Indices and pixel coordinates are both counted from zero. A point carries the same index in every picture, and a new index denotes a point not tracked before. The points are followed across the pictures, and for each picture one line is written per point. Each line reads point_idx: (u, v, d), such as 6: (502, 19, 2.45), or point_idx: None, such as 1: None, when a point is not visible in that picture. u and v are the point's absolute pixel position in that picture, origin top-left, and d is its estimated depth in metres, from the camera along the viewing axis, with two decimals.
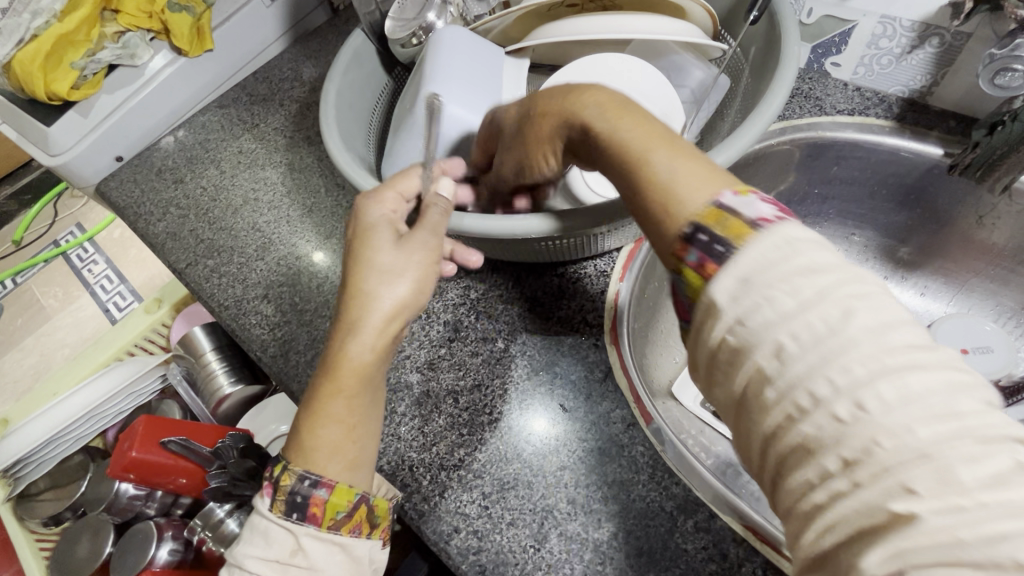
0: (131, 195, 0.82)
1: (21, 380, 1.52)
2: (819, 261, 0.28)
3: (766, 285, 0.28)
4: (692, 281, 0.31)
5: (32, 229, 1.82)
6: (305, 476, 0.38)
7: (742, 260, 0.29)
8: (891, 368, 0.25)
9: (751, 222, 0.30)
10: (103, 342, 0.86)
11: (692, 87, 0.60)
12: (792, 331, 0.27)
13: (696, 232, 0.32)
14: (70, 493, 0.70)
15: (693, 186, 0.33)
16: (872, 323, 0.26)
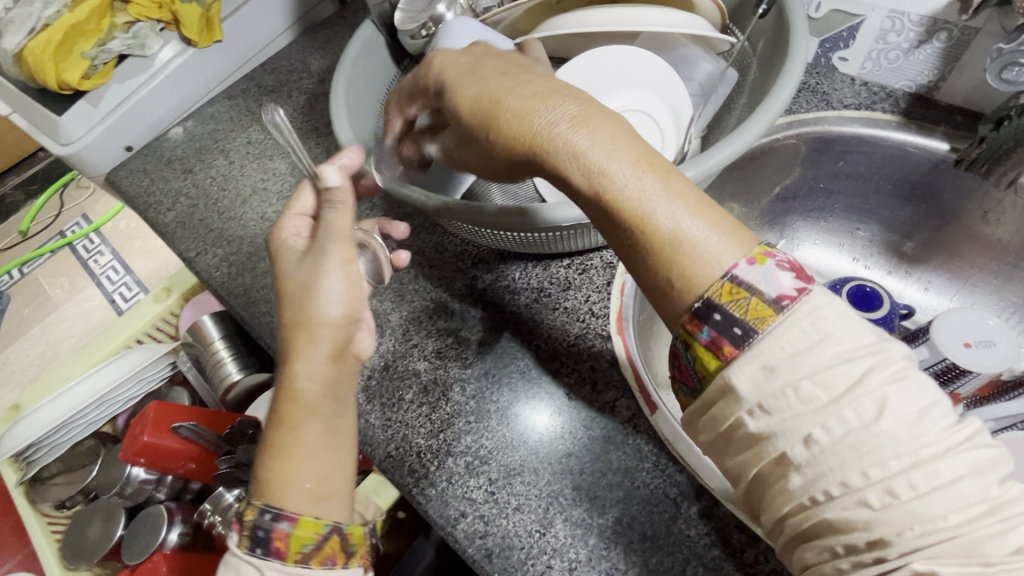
0: (141, 184, 0.83)
1: (27, 369, 1.53)
2: (852, 350, 0.31)
3: (791, 375, 0.31)
4: (705, 357, 0.34)
5: (39, 219, 1.83)
6: (265, 510, 0.40)
7: (762, 347, 0.32)
8: (922, 460, 0.29)
9: (771, 302, 0.32)
10: (113, 330, 0.87)
11: (700, 81, 0.60)
12: (824, 423, 0.30)
13: (711, 311, 0.33)
14: (80, 478, 0.71)
15: (710, 252, 0.34)
16: (908, 416, 0.30)
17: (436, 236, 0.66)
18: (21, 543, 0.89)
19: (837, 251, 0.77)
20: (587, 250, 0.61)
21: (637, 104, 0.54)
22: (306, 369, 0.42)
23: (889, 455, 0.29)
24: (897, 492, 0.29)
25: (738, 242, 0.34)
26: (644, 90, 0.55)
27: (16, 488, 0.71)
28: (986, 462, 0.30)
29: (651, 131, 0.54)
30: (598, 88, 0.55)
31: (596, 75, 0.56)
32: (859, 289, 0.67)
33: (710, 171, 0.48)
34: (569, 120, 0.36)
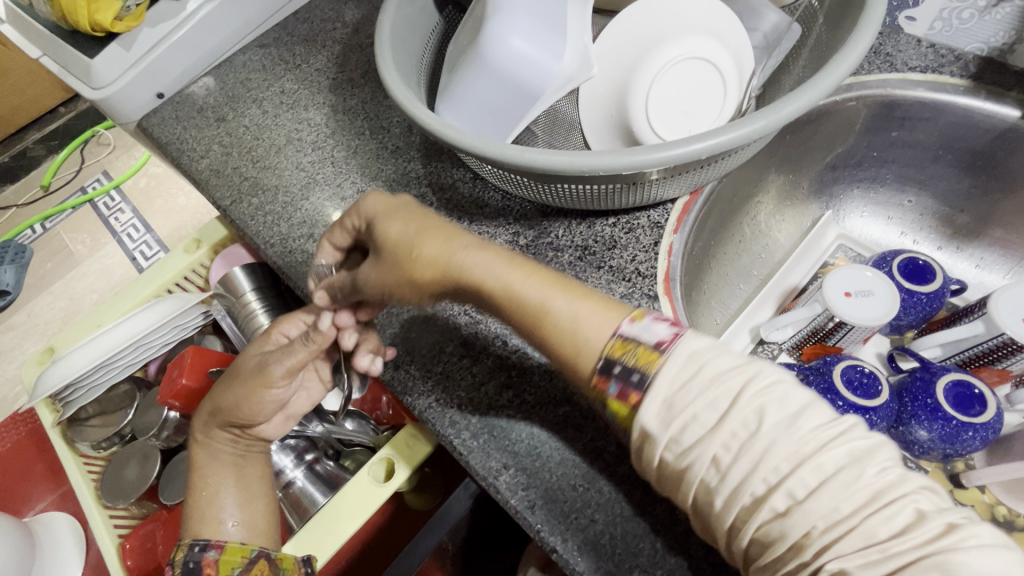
0: (174, 132, 0.81)
1: (52, 322, 1.55)
2: (725, 372, 0.35)
3: (687, 406, 0.35)
4: (619, 408, 0.38)
5: (61, 174, 1.83)
6: (193, 543, 0.49)
7: (659, 385, 0.36)
8: (806, 457, 0.32)
9: (654, 347, 0.37)
10: (143, 278, 0.87)
11: (766, 32, 0.56)
12: (723, 442, 0.33)
13: (610, 365, 0.38)
14: (115, 421, 0.71)
15: (598, 322, 0.39)
16: (783, 419, 0.33)
17: (478, 190, 0.65)
18: (56, 484, 0.92)
19: (885, 223, 0.76)
20: (633, 210, 0.59)
21: (697, 56, 0.52)
22: (208, 434, 0.55)
23: (779, 459, 0.32)
24: (795, 493, 0.31)
25: (618, 309, 0.40)
26: (706, 39, 0.52)
27: (52, 429, 0.71)
28: (864, 451, 0.32)
29: (712, 83, 0.52)
30: (657, 38, 0.53)
31: (654, 24, 0.54)
32: (910, 262, 0.65)
33: (781, 123, 0.44)
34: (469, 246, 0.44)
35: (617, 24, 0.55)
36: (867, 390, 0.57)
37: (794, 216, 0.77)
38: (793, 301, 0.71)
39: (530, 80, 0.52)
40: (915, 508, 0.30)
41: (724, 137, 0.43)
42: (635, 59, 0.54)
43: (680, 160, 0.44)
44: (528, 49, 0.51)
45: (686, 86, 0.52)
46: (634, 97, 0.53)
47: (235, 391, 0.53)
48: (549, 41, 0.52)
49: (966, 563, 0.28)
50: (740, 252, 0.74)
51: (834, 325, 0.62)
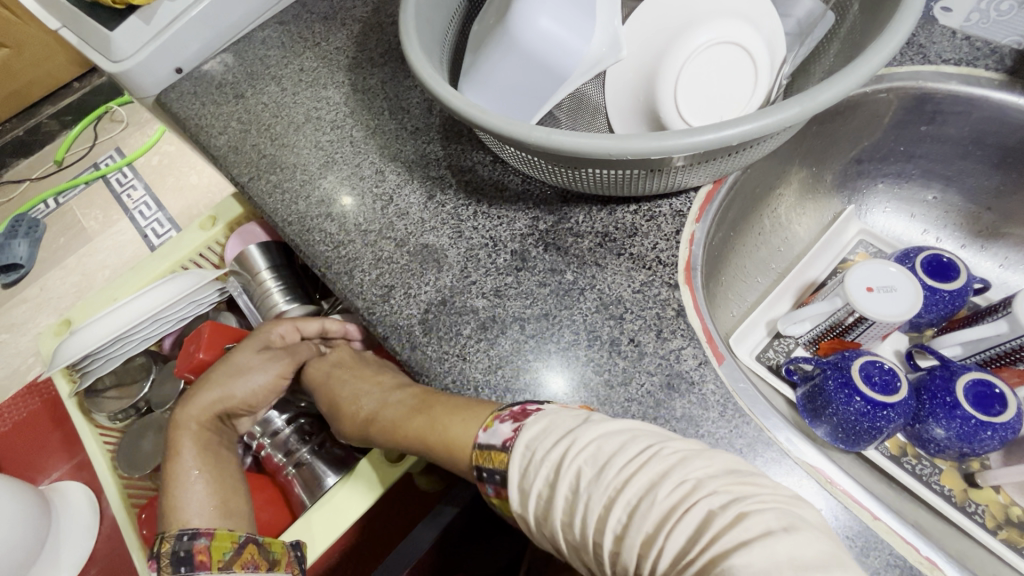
0: (192, 107, 0.81)
1: (64, 296, 1.56)
2: (547, 449, 0.38)
3: (531, 488, 0.38)
4: (500, 505, 0.42)
5: (74, 150, 1.83)
6: (181, 532, 0.49)
7: (511, 475, 0.40)
8: (616, 496, 0.34)
9: (501, 447, 0.42)
10: (159, 253, 0.87)
11: (798, 20, 0.56)
12: (563, 506, 0.36)
13: (480, 472, 0.43)
14: (133, 393, 0.72)
15: (467, 429, 0.45)
16: (595, 472, 0.36)
17: (497, 173, 0.64)
18: (70, 454, 0.93)
19: (908, 219, 0.76)
20: (655, 197, 0.58)
21: (729, 42, 0.50)
22: (197, 414, 0.58)
23: (599, 506, 0.34)
24: (619, 529, 0.34)
25: (480, 416, 0.46)
26: (739, 24, 0.51)
27: (69, 399, 0.72)
28: (661, 473, 0.34)
29: (743, 70, 0.51)
30: (689, 22, 0.52)
31: (685, 8, 0.53)
32: (934, 259, 0.64)
33: (816, 111, 0.43)
34: (375, 404, 0.57)
35: (645, 7, 0.54)
36: (885, 385, 0.57)
37: (814, 210, 0.76)
38: (812, 295, 0.71)
39: (558, 61, 0.51)
40: (707, 509, 0.32)
41: (756, 123, 0.42)
42: (664, 44, 0.53)
43: (711, 147, 0.43)
44: (556, 29, 0.51)
45: (716, 73, 0.51)
46: (662, 82, 0.52)
47: (241, 381, 0.59)
48: (578, 24, 0.51)
49: (745, 562, 0.29)
50: (759, 244, 0.74)
51: (853, 320, 0.62)
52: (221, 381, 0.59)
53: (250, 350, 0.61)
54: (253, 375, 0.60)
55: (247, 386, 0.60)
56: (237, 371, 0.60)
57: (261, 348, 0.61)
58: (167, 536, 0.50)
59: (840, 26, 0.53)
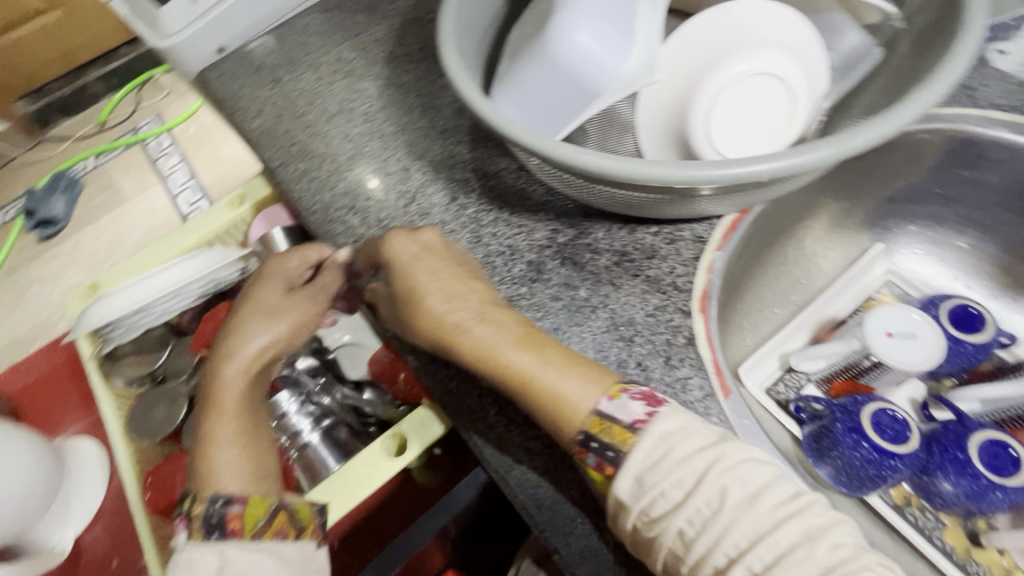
0: (231, 88, 0.82)
1: (95, 254, 1.61)
2: (691, 454, 0.36)
3: (655, 484, 0.36)
4: (597, 477, 0.39)
5: (117, 113, 1.88)
6: (216, 497, 0.47)
7: (631, 462, 0.37)
8: (766, 535, 0.33)
9: (629, 426, 0.38)
10: (189, 227, 0.89)
11: (844, 53, 0.54)
12: (688, 518, 0.35)
13: (588, 439, 0.39)
14: (150, 361, 0.75)
15: (578, 394, 0.40)
16: (743, 498, 0.34)
17: (521, 181, 0.64)
18: (86, 412, 0.96)
19: (938, 264, 0.74)
20: (678, 221, 0.58)
21: (768, 72, 0.50)
22: (237, 367, 0.54)
23: (738, 536, 0.34)
24: (753, 568, 0.33)
25: (599, 380, 0.41)
26: (780, 55, 0.50)
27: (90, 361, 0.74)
28: (817, 527, 0.34)
29: (780, 102, 0.50)
30: (729, 49, 0.51)
31: (726, 35, 0.52)
32: (960, 309, 0.62)
33: (851, 153, 0.42)
34: (469, 314, 0.46)
35: (686, 29, 0.53)
36: (895, 434, 0.56)
37: (842, 244, 0.75)
38: (829, 332, 0.70)
39: (592, 77, 0.50)
40: None
41: (788, 160, 0.42)
42: (703, 68, 0.52)
43: (739, 180, 0.43)
44: (592, 45, 0.50)
45: (751, 103, 0.50)
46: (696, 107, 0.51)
47: (275, 328, 0.56)
48: (615, 41, 0.51)
49: None
50: (780, 275, 0.72)
51: (869, 363, 0.63)
52: (254, 330, 0.55)
53: (273, 292, 0.58)
54: (283, 317, 0.57)
55: (283, 332, 0.56)
56: (268, 317, 0.56)
57: (287, 289, 0.59)
58: (200, 497, 0.48)
59: (889, 62, 0.51)
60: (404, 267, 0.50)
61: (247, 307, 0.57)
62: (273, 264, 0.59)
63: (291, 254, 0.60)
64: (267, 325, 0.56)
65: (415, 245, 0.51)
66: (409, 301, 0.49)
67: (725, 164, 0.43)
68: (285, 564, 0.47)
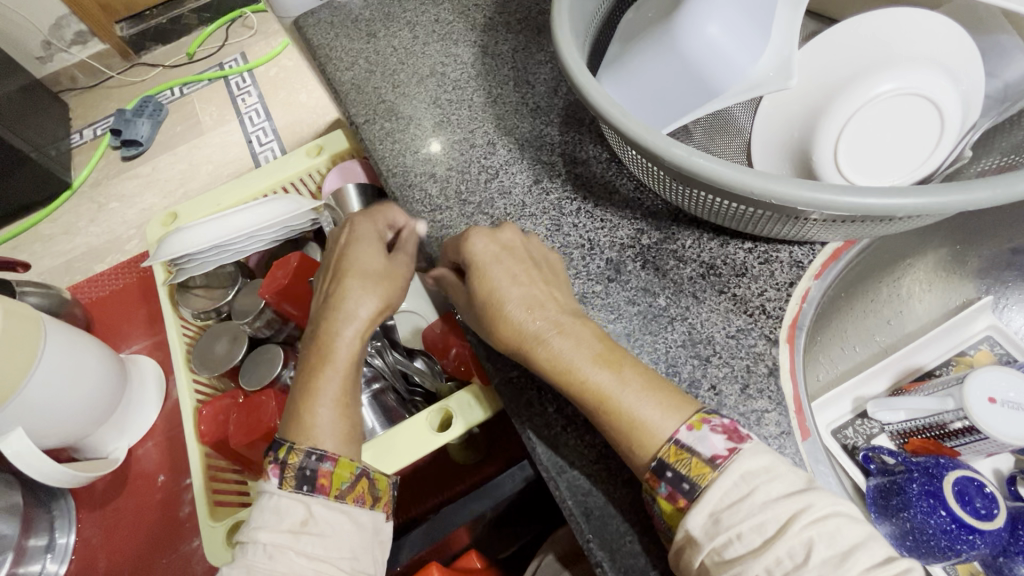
0: (327, 36, 0.82)
1: (170, 180, 1.68)
2: (775, 498, 0.35)
3: (732, 526, 0.35)
4: (666, 509, 0.39)
5: (206, 46, 1.94)
6: (312, 451, 0.47)
7: (708, 497, 0.37)
8: None
9: (708, 461, 0.37)
10: (266, 171, 0.90)
11: (1008, 82, 0.46)
12: (766, 567, 0.34)
13: (663, 469, 0.39)
14: (218, 298, 0.77)
15: (657, 420, 0.40)
16: (830, 557, 0.33)
17: (611, 173, 0.61)
18: (149, 332, 1.01)
19: None
20: (776, 240, 0.53)
21: (918, 93, 0.44)
22: (356, 330, 0.53)
23: None
24: None
25: (676, 409, 0.41)
26: (936, 75, 0.44)
27: (163, 287, 0.79)
28: None
29: (927, 130, 0.45)
30: (877, 61, 0.46)
31: (875, 46, 0.47)
32: None
33: (1006, 199, 0.37)
34: (549, 324, 0.45)
35: (828, 38, 0.49)
36: (982, 509, 0.51)
37: (942, 290, 0.69)
38: (914, 383, 0.64)
39: (717, 75, 0.47)
40: None
41: (928, 199, 0.37)
42: (842, 81, 0.47)
43: (868, 210, 0.38)
44: (722, 42, 0.48)
45: (893, 126, 0.45)
46: (827, 122, 0.46)
47: (384, 293, 0.55)
48: (751, 36, 0.47)
49: None
50: (868, 312, 0.67)
51: (961, 428, 0.55)
52: (360, 293, 0.55)
53: (366, 254, 0.57)
54: (374, 276, 0.56)
55: (389, 297, 0.56)
56: (372, 281, 0.55)
57: (384, 255, 0.58)
58: (295, 447, 0.47)
59: None
60: (483, 268, 0.49)
61: (344, 267, 0.56)
62: (353, 224, 0.60)
63: (374, 218, 0.61)
64: (365, 287, 0.55)
65: (497, 245, 0.50)
66: (488, 304, 0.47)
67: (854, 192, 0.39)
68: (361, 530, 0.46)
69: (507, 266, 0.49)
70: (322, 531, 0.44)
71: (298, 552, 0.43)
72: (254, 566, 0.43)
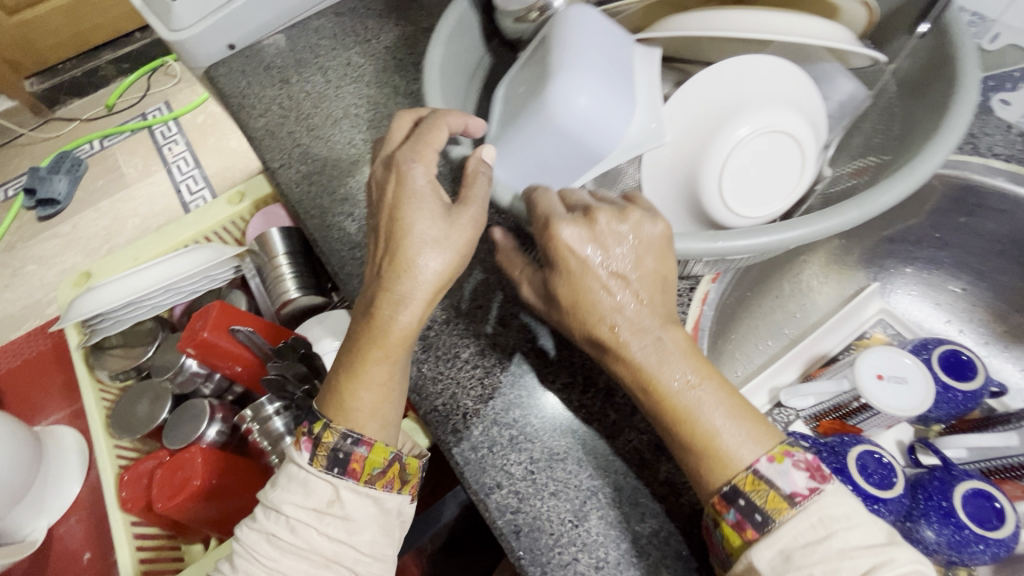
0: (238, 85, 0.82)
1: (93, 238, 1.60)
2: (854, 549, 0.36)
3: (804, 565, 0.36)
4: (731, 535, 0.39)
5: (125, 97, 1.88)
6: (346, 434, 0.44)
7: (781, 534, 0.37)
8: None
9: (787, 497, 0.38)
10: (185, 222, 0.89)
11: (841, 100, 0.52)
12: None
13: (736, 495, 0.39)
14: (137, 356, 0.74)
15: (738, 446, 0.40)
16: None
17: None
18: (69, 400, 0.95)
19: (932, 306, 0.73)
20: None
21: (774, 129, 0.49)
22: (413, 313, 0.44)
23: None
24: None
25: (761, 435, 0.40)
26: (787, 112, 0.50)
27: (76, 351, 0.75)
28: None
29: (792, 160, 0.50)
30: (739, 104, 0.50)
31: (731, 94, 0.50)
32: (952, 355, 0.62)
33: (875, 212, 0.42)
34: (636, 328, 0.42)
35: (687, 88, 0.52)
36: (881, 479, 0.55)
37: (837, 281, 0.75)
38: (820, 369, 0.68)
39: (598, 141, 0.49)
40: None
41: (819, 225, 0.41)
42: (715, 123, 0.50)
43: (768, 247, 0.42)
44: (591, 107, 0.48)
45: (762, 159, 0.50)
46: (711, 161, 0.49)
47: (452, 261, 0.44)
48: (620, 100, 0.50)
49: None
50: (774, 308, 0.73)
51: (858, 406, 0.60)
52: (419, 258, 0.43)
53: (427, 216, 0.44)
54: (441, 240, 0.44)
55: (457, 267, 0.45)
56: (435, 243, 0.44)
57: (442, 204, 0.45)
58: (331, 423, 0.44)
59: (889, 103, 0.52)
60: (579, 281, 0.42)
61: (398, 228, 0.44)
62: (401, 156, 0.47)
63: (425, 154, 0.47)
64: (424, 253, 0.43)
65: (595, 241, 0.42)
66: (576, 314, 0.43)
67: (767, 231, 0.42)
68: (385, 516, 0.45)
69: (600, 271, 0.42)
70: (347, 515, 0.44)
71: (321, 531, 0.43)
72: (278, 534, 0.44)
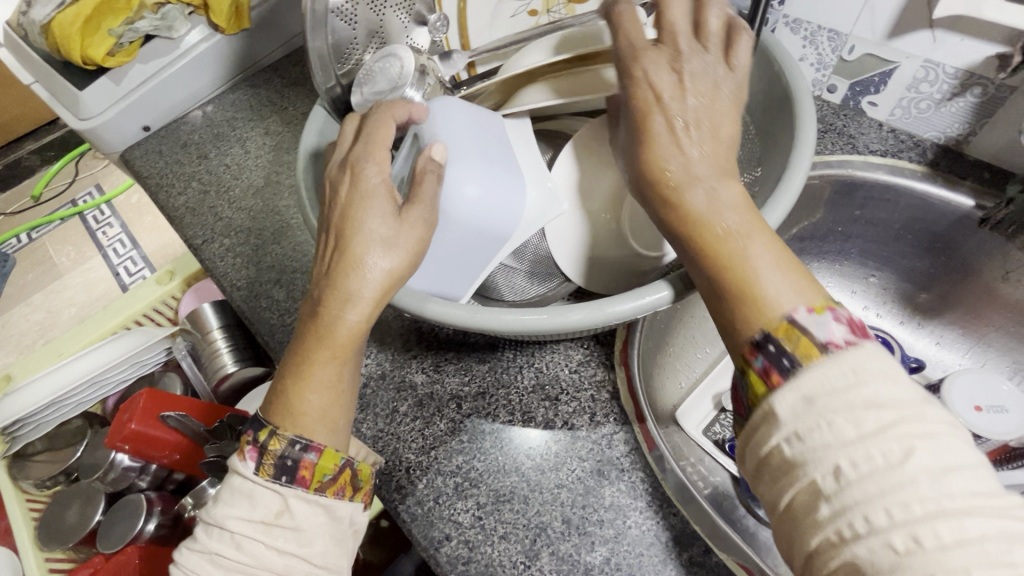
0: (155, 165, 0.82)
1: (25, 334, 1.53)
2: (886, 398, 0.29)
3: (828, 410, 0.29)
4: (754, 383, 0.33)
5: (52, 186, 1.82)
6: (293, 440, 0.41)
7: (808, 380, 0.31)
8: (950, 512, 0.26)
9: (821, 345, 0.31)
10: (113, 308, 0.86)
11: None
12: (852, 457, 0.28)
13: (766, 341, 0.32)
14: (64, 456, 0.72)
15: (780, 293, 0.33)
16: (935, 467, 0.27)
17: None
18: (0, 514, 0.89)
19: (849, 295, 0.77)
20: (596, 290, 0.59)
21: None
22: (361, 313, 0.41)
23: (913, 497, 0.27)
24: (922, 540, 0.26)
25: (806, 288, 0.34)
26: None
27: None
28: None
29: None
30: None
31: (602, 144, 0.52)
32: None
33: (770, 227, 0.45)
34: (702, 162, 0.37)
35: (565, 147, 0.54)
36: None
37: None
38: None
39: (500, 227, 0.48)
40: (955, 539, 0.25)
41: None
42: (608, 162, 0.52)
43: None
44: (479, 196, 0.47)
45: None
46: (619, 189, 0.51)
47: (402, 263, 0.42)
48: (508, 181, 0.49)
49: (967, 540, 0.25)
50: None
51: None
52: (369, 257, 0.41)
53: (377, 214, 0.42)
54: (388, 234, 0.41)
55: (408, 268, 0.42)
56: (385, 244, 0.41)
57: (394, 205, 0.43)
58: (278, 430, 0.41)
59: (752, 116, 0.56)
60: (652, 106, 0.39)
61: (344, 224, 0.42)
62: (355, 151, 0.46)
63: (377, 149, 0.45)
64: (370, 249, 0.41)
65: (672, 78, 0.39)
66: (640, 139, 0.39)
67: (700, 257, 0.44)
68: (337, 525, 0.42)
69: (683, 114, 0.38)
70: (297, 526, 0.41)
71: (270, 546, 0.40)
72: (220, 555, 0.40)
